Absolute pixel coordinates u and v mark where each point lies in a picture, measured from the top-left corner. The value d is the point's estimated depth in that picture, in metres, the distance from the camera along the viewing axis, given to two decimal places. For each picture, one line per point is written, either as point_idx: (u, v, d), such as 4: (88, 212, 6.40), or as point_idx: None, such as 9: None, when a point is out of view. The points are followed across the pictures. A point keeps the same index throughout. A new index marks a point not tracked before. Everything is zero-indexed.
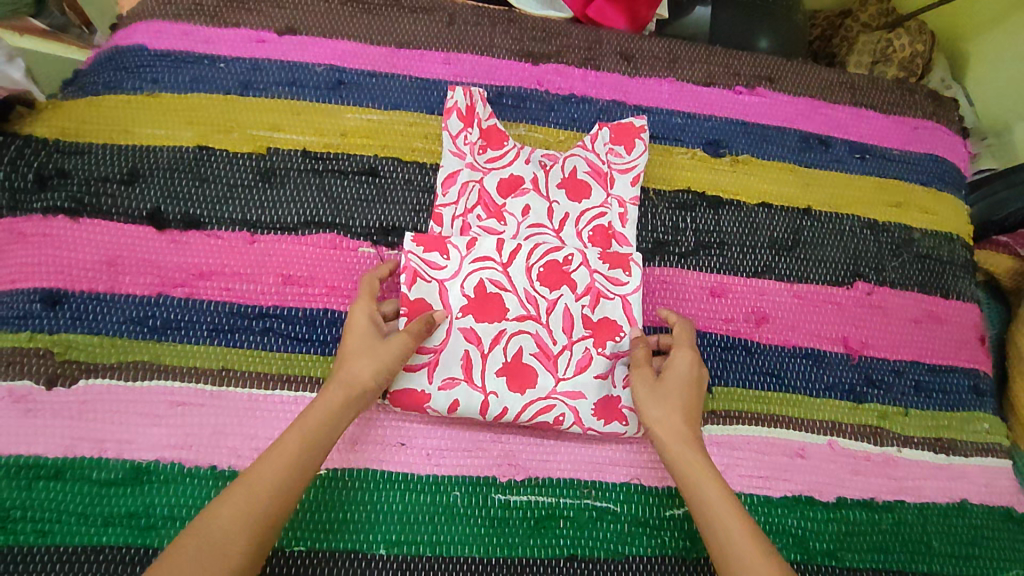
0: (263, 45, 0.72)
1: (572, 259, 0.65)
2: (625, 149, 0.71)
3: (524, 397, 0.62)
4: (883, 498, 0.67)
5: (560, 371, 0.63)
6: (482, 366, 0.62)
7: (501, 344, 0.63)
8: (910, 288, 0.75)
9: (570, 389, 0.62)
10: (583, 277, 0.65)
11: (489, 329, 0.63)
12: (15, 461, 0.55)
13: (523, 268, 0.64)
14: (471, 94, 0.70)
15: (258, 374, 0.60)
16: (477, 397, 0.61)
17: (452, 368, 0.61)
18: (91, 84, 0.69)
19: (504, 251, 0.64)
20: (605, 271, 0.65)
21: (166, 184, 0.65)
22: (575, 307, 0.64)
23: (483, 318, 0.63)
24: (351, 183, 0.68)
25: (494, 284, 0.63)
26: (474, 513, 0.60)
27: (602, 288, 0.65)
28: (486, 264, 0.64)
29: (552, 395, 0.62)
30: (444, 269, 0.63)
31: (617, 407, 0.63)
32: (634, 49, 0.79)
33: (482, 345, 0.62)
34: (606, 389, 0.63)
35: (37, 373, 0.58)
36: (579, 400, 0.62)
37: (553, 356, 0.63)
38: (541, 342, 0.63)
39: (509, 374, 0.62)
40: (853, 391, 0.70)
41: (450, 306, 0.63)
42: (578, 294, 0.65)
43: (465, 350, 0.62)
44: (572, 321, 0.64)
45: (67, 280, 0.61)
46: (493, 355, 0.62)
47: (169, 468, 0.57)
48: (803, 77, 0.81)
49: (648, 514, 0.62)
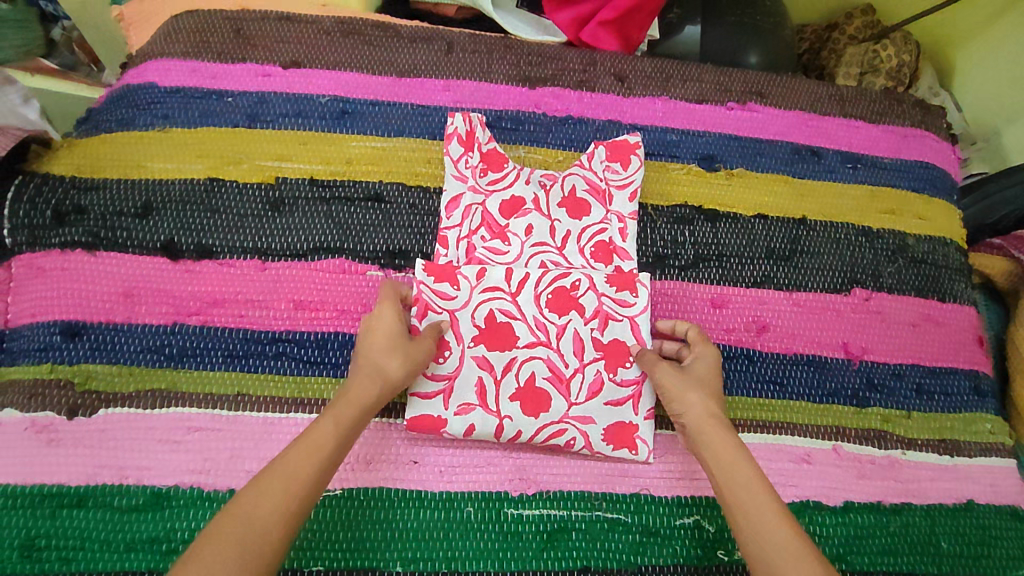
0: (268, 78, 0.75)
1: (580, 284, 0.67)
2: (621, 165, 0.74)
3: (538, 420, 0.63)
4: (890, 501, 0.67)
5: (572, 396, 0.64)
6: (495, 392, 0.64)
7: (512, 371, 0.64)
8: (907, 292, 0.77)
9: (582, 414, 0.64)
10: (590, 301, 0.67)
11: (501, 356, 0.65)
12: (39, 490, 0.57)
13: (531, 296, 0.66)
14: (471, 119, 0.72)
15: (272, 399, 0.62)
16: (492, 421, 0.63)
17: (466, 394, 0.63)
18: (104, 122, 0.72)
19: (512, 280, 0.66)
20: (613, 294, 0.67)
21: (179, 216, 0.67)
22: (585, 331, 0.66)
23: (495, 346, 0.65)
24: (357, 209, 0.70)
25: (503, 313, 0.65)
26: (488, 528, 0.60)
27: (610, 310, 0.67)
28: (495, 294, 0.66)
29: (565, 419, 0.64)
30: (454, 299, 0.65)
31: (628, 433, 0.64)
32: (627, 69, 0.82)
33: (495, 372, 0.64)
34: (616, 415, 0.64)
35: (59, 404, 0.60)
36: (589, 425, 0.64)
37: (565, 380, 0.65)
38: (553, 367, 0.65)
39: (522, 399, 0.64)
40: (855, 395, 0.71)
41: (462, 335, 0.65)
42: (587, 318, 0.66)
43: (478, 377, 0.64)
44: (582, 345, 0.66)
45: (85, 312, 0.63)
46: (506, 381, 0.64)
47: (188, 493, 0.58)
48: (792, 91, 0.84)
49: (659, 524, 0.63)
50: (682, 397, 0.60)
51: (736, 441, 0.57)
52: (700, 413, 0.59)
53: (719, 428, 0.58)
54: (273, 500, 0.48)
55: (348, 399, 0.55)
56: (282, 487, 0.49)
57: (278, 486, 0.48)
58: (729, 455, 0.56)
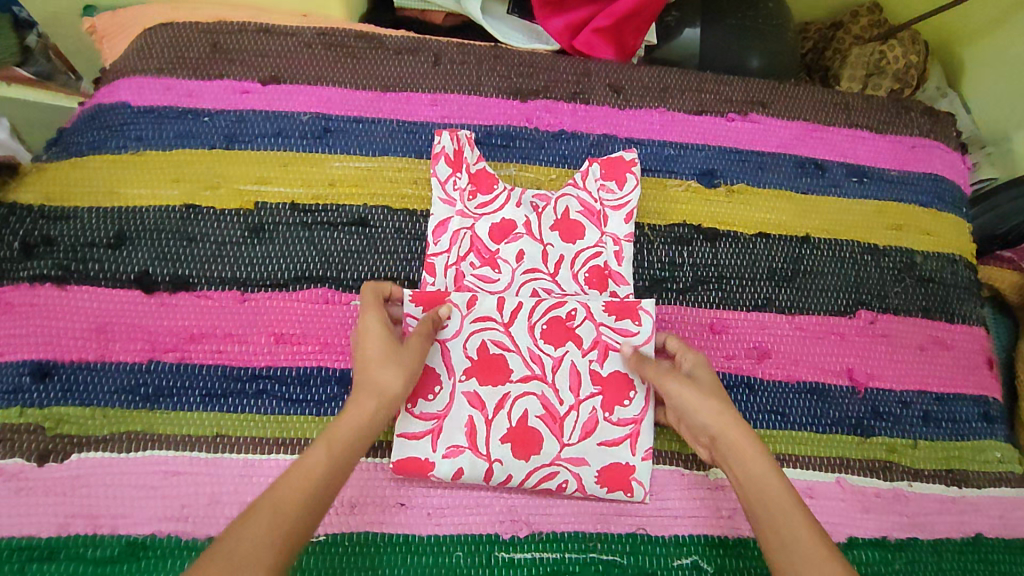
0: (247, 95, 0.71)
1: (576, 314, 0.64)
2: (617, 184, 0.71)
3: (529, 464, 0.61)
4: (896, 536, 0.65)
5: (566, 436, 0.62)
6: (486, 434, 0.62)
7: (505, 409, 0.62)
8: (914, 314, 0.74)
9: (575, 455, 0.62)
10: (588, 332, 0.64)
11: (493, 392, 0.63)
12: (10, 543, 0.54)
13: (525, 327, 0.64)
14: (459, 138, 0.70)
15: (253, 439, 0.59)
16: (482, 464, 0.61)
17: (455, 435, 0.61)
18: (75, 145, 0.68)
19: (504, 310, 0.64)
20: (612, 323, 0.64)
21: (154, 245, 0.64)
22: (582, 364, 0.64)
23: (487, 381, 0.63)
24: (341, 235, 0.67)
25: (496, 345, 0.63)
26: (478, 572, 0.58)
27: (609, 340, 0.64)
28: (488, 325, 0.64)
29: (557, 461, 0.62)
30: (446, 328, 0.63)
31: (624, 475, 0.62)
32: (623, 80, 0.78)
33: (486, 410, 0.62)
34: (611, 456, 0.62)
35: (28, 450, 0.57)
36: (582, 467, 0.62)
37: (559, 418, 0.63)
38: (547, 404, 0.63)
39: (514, 440, 0.62)
40: (860, 425, 0.69)
41: (454, 368, 0.63)
42: (585, 349, 0.64)
43: (469, 416, 0.62)
44: (578, 380, 0.64)
45: (57, 350, 0.60)
46: (497, 420, 0.62)
47: (166, 542, 0.56)
48: (795, 101, 0.80)
49: (655, 565, 0.60)
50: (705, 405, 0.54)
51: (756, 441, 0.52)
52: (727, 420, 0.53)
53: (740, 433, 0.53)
54: (256, 533, 0.40)
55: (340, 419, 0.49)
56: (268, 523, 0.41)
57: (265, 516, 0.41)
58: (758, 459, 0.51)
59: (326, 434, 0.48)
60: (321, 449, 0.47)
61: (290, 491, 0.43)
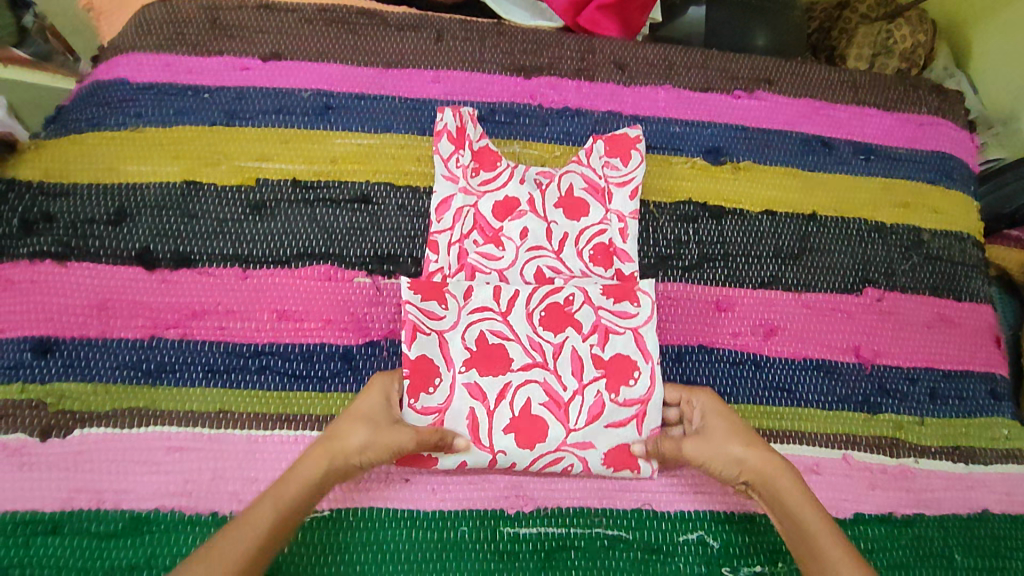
0: (247, 72, 0.70)
1: (574, 299, 0.63)
2: (622, 161, 0.70)
3: (533, 452, 0.60)
4: (902, 512, 0.65)
5: (571, 422, 0.60)
6: (489, 425, 0.60)
7: (506, 399, 0.60)
8: (921, 291, 0.73)
9: (580, 440, 0.60)
10: (587, 315, 0.63)
11: (493, 382, 0.61)
12: (13, 518, 0.54)
13: (523, 315, 0.62)
14: (461, 114, 0.69)
15: (256, 415, 0.59)
16: (485, 455, 0.59)
17: (458, 428, 0.59)
18: (73, 122, 0.68)
19: (501, 299, 0.62)
20: (611, 306, 0.63)
21: (154, 222, 0.64)
22: (583, 348, 0.62)
23: (487, 371, 0.61)
24: (343, 212, 0.66)
25: (495, 334, 0.62)
26: (483, 547, 0.58)
27: (609, 323, 0.63)
28: (485, 314, 0.62)
29: (563, 447, 0.60)
30: (443, 320, 0.61)
31: (630, 454, 0.61)
32: (628, 57, 0.77)
33: (488, 402, 0.60)
34: (616, 437, 0.61)
35: (30, 426, 0.57)
36: (589, 450, 0.60)
37: (564, 404, 0.61)
38: (551, 391, 0.61)
39: (517, 430, 0.60)
40: (866, 402, 0.68)
41: (452, 360, 0.61)
42: (585, 334, 0.62)
43: (470, 408, 0.60)
44: (581, 365, 0.62)
45: (58, 326, 0.60)
46: (499, 411, 0.60)
47: (170, 517, 0.55)
48: (802, 78, 0.79)
49: (661, 540, 0.60)
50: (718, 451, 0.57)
51: (785, 470, 0.54)
52: (753, 458, 0.55)
53: (769, 466, 0.55)
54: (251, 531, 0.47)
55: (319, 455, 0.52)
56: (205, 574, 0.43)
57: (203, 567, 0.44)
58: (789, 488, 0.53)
59: (277, 487, 0.50)
60: (271, 505, 0.48)
61: (232, 539, 0.46)
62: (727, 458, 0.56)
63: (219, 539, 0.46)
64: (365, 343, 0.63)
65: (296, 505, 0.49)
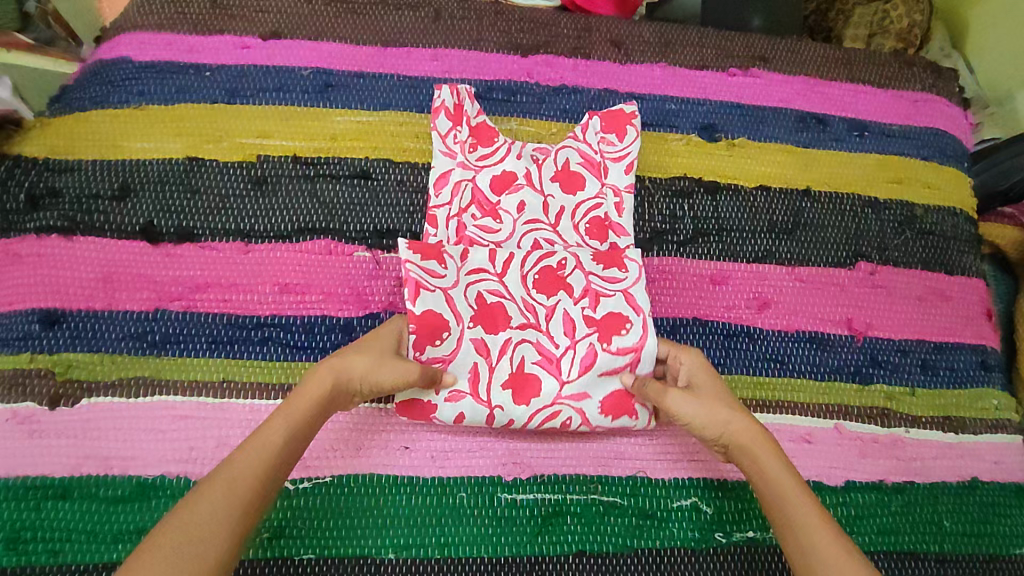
0: (247, 51, 0.71)
1: (566, 263, 0.64)
2: (617, 136, 0.71)
3: (530, 408, 0.61)
4: (893, 480, 0.66)
5: (564, 374, 0.61)
6: (488, 379, 0.61)
7: (508, 355, 0.62)
8: (914, 265, 0.74)
9: (575, 392, 0.61)
10: (578, 280, 0.64)
11: (496, 339, 0.62)
12: (23, 483, 0.56)
13: (517, 278, 0.63)
14: (458, 92, 0.69)
15: (259, 385, 0.60)
16: (483, 410, 0.60)
17: (459, 380, 0.61)
18: (77, 100, 0.69)
19: (496, 262, 0.63)
20: (600, 271, 0.64)
21: (158, 197, 0.65)
22: (575, 310, 0.63)
23: (489, 328, 0.62)
24: (343, 186, 0.68)
25: (493, 295, 0.63)
26: (481, 513, 0.60)
27: (599, 287, 0.64)
28: (481, 275, 0.63)
29: (558, 400, 0.61)
30: (444, 278, 0.62)
31: (627, 402, 0.62)
32: (624, 35, 0.78)
33: (490, 357, 0.61)
34: (613, 386, 0.62)
35: (40, 394, 0.58)
36: (584, 401, 0.62)
37: (556, 359, 0.62)
38: (543, 349, 0.62)
39: (515, 385, 0.61)
40: (858, 372, 0.70)
41: (460, 315, 0.62)
42: (576, 297, 0.63)
43: (474, 362, 0.61)
44: (573, 324, 0.62)
45: (64, 299, 0.61)
46: (500, 366, 0.61)
47: (176, 483, 0.57)
48: (797, 55, 0.80)
49: (655, 507, 0.62)
50: (705, 412, 0.56)
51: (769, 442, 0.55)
52: (739, 423, 0.55)
53: (753, 436, 0.55)
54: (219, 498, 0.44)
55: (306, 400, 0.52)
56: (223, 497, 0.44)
57: (223, 492, 0.44)
58: (770, 459, 0.54)
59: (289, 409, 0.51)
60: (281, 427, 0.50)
61: (248, 462, 0.47)
62: (713, 420, 0.56)
63: (230, 464, 0.46)
64: (365, 316, 0.64)
65: (306, 429, 0.51)
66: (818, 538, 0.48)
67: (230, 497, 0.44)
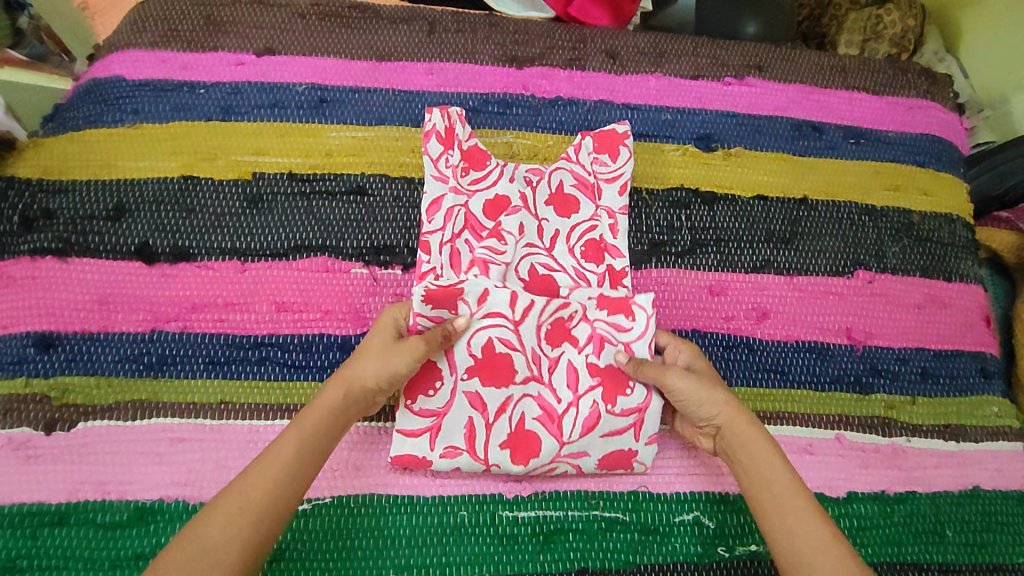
0: (242, 67, 0.71)
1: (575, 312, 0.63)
2: (609, 156, 0.71)
3: (528, 468, 0.60)
4: (895, 490, 0.66)
5: (566, 435, 0.61)
6: (485, 438, 0.60)
7: (505, 412, 0.61)
8: (912, 273, 0.74)
9: (575, 451, 0.61)
10: (584, 330, 0.63)
11: (492, 395, 0.61)
12: (19, 510, 0.55)
13: (530, 326, 0.62)
14: (449, 115, 0.69)
15: (257, 406, 0.60)
16: (479, 468, 0.60)
17: (454, 436, 0.60)
18: (70, 119, 0.68)
19: (517, 308, 0.62)
20: (607, 318, 0.63)
21: (153, 217, 0.65)
22: (579, 360, 0.63)
23: (489, 380, 0.61)
24: (339, 204, 0.67)
25: (503, 343, 0.61)
26: (483, 531, 0.59)
27: (606, 334, 0.63)
28: (497, 322, 0.61)
29: (558, 458, 0.61)
30: None
31: (626, 456, 0.62)
32: (619, 46, 0.78)
33: (487, 413, 0.61)
34: (613, 445, 0.61)
35: (35, 420, 0.58)
36: (582, 459, 0.61)
37: (558, 417, 0.61)
38: (544, 405, 0.62)
39: (514, 445, 0.60)
40: (858, 381, 0.69)
41: (456, 366, 0.61)
42: (580, 346, 0.63)
43: (469, 417, 0.61)
44: (577, 375, 0.62)
45: (59, 322, 0.61)
46: (496, 425, 0.61)
47: (174, 507, 0.56)
48: (792, 64, 0.80)
49: (658, 522, 0.61)
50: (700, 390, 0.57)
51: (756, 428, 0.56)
52: (732, 408, 0.56)
53: (740, 423, 0.56)
54: (223, 522, 0.45)
55: (315, 411, 0.52)
56: (223, 523, 0.45)
57: (226, 515, 0.45)
58: (757, 446, 0.55)
59: (301, 419, 0.51)
60: (292, 439, 0.50)
61: (255, 479, 0.47)
62: (710, 400, 0.57)
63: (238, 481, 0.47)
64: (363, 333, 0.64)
65: (320, 437, 0.51)
66: (801, 531, 0.49)
67: (234, 520, 0.45)
